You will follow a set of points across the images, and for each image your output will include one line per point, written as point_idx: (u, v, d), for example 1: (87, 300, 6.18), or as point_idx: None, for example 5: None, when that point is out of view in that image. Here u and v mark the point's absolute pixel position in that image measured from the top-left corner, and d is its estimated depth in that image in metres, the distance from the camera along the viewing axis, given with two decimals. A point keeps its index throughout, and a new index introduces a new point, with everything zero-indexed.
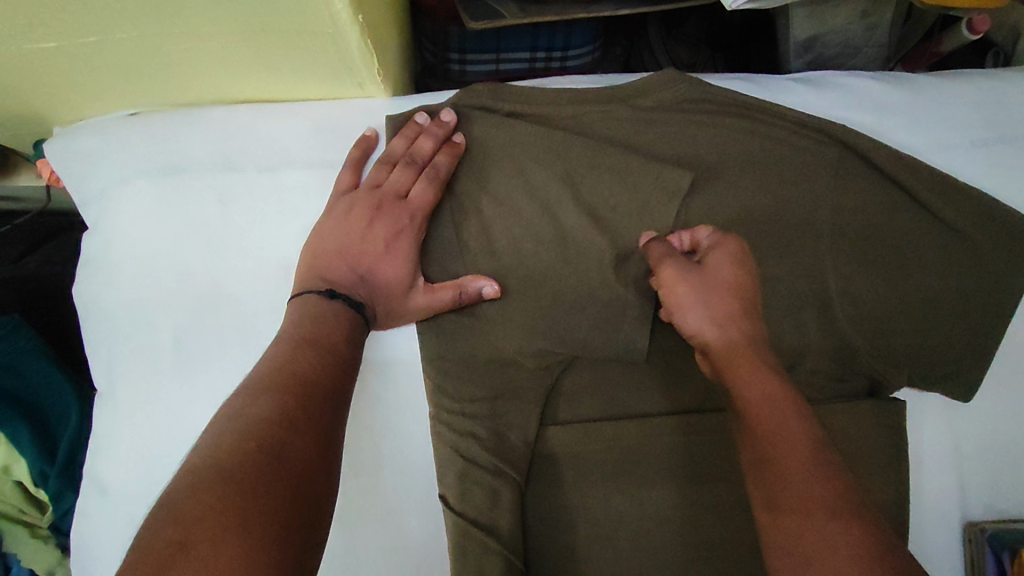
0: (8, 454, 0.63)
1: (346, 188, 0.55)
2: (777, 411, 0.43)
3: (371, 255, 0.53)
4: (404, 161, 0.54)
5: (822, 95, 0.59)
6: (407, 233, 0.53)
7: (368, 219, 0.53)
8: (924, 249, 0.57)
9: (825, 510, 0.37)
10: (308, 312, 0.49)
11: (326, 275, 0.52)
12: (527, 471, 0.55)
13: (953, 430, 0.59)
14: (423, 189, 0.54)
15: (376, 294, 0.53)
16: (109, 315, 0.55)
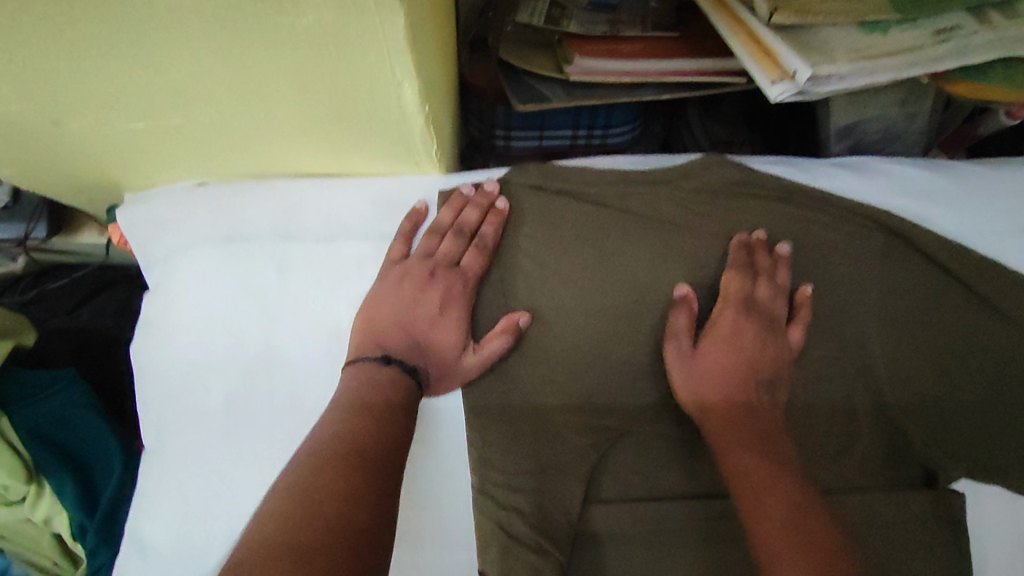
0: (52, 506, 0.63)
1: (398, 256, 0.57)
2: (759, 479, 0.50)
3: (737, 363, 0.55)
4: (453, 231, 0.57)
5: (864, 181, 0.60)
6: (755, 351, 0.55)
7: (755, 330, 0.55)
8: (976, 335, 0.56)
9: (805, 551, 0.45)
10: (360, 379, 0.51)
11: (380, 342, 0.53)
12: (570, 552, 0.53)
13: (1017, 528, 0.56)
14: (475, 258, 0.56)
15: (427, 363, 0.54)
16: (166, 375, 0.57)
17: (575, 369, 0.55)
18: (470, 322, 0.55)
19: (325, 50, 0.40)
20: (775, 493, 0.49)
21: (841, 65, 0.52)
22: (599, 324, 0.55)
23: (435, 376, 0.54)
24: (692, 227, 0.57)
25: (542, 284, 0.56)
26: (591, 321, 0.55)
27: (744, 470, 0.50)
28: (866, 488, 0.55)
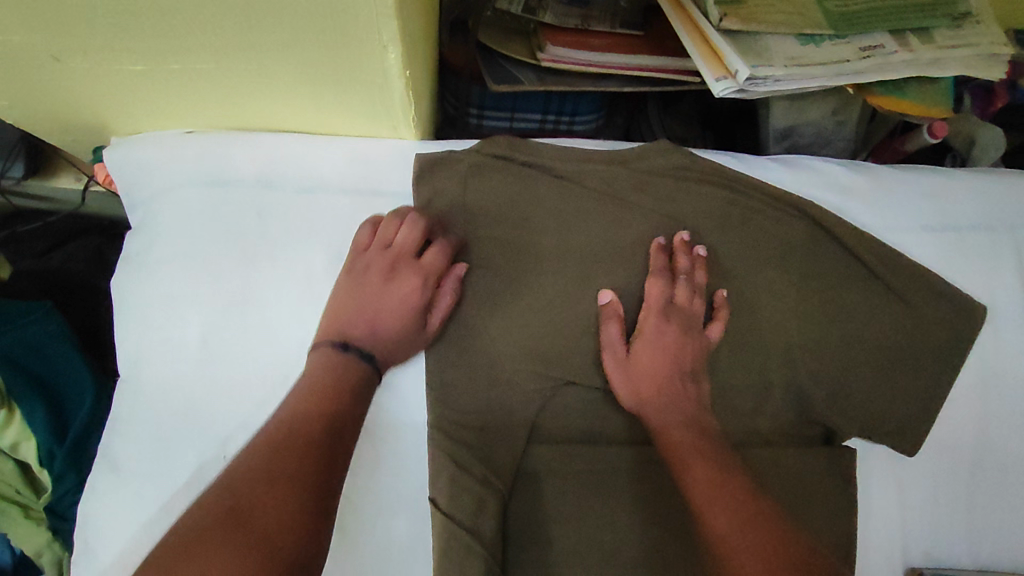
0: (20, 432, 0.65)
1: (364, 242, 0.60)
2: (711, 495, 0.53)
3: (666, 362, 0.61)
4: (410, 224, 0.60)
5: (794, 174, 0.68)
6: (681, 355, 0.61)
7: (677, 330, 0.61)
8: (874, 313, 0.65)
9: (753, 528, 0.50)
10: (317, 366, 0.55)
11: (342, 330, 0.57)
12: (513, 483, 0.60)
13: (900, 481, 0.65)
14: (434, 255, 0.60)
15: (382, 348, 0.58)
16: (144, 307, 0.60)
17: (529, 323, 0.61)
18: (427, 306, 0.59)
19: (321, 10, 0.45)
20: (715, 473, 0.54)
21: (777, 69, 0.59)
22: (554, 284, 0.62)
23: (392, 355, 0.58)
24: (640, 204, 0.64)
25: (504, 245, 0.62)
26: (548, 278, 0.62)
27: (684, 450, 0.57)
28: (772, 442, 0.64)
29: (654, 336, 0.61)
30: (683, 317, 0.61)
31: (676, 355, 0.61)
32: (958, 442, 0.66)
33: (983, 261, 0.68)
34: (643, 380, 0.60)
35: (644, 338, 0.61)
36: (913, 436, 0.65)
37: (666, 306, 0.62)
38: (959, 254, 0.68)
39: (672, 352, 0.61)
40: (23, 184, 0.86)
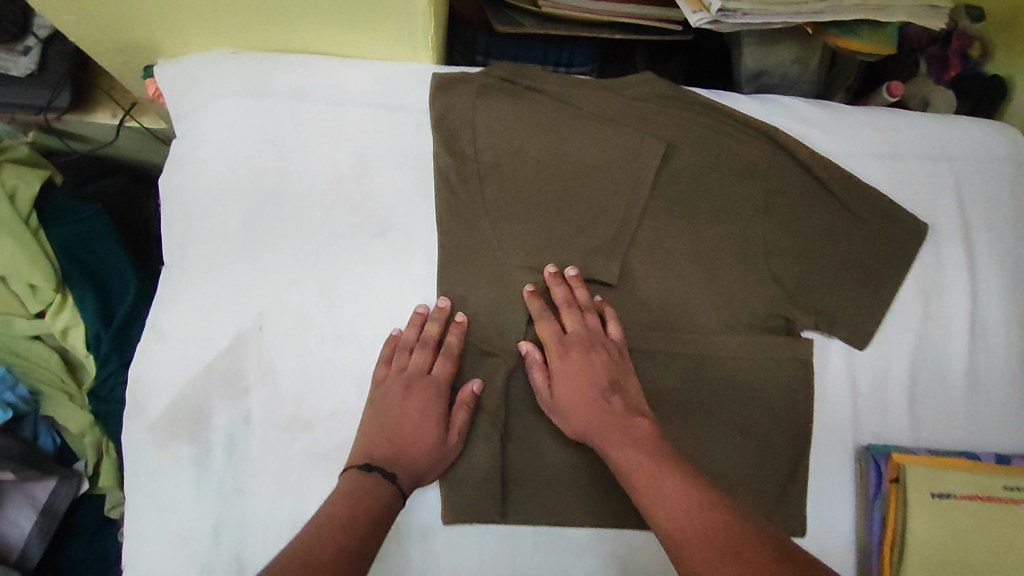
0: (71, 317, 0.74)
1: (381, 373, 0.66)
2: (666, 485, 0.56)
3: (581, 380, 0.64)
4: (420, 346, 0.65)
5: (762, 105, 0.78)
6: (594, 370, 0.65)
7: (582, 347, 0.65)
8: (830, 225, 0.75)
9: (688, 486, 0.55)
10: (349, 488, 0.59)
11: (368, 452, 0.62)
12: (515, 358, 0.68)
13: (852, 370, 0.74)
14: (443, 362, 0.65)
15: (401, 469, 0.62)
16: (190, 198, 0.69)
17: (529, 224, 0.70)
18: (441, 424, 0.64)
19: None
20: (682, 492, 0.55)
21: (744, 3, 0.69)
22: (550, 191, 0.71)
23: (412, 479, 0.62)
24: (628, 124, 0.73)
25: (507, 157, 0.71)
26: (546, 185, 0.71)
27: (630, 457, 0.59)
28: (737, 331, 0.72)
29: (573, 360, 0.65)
30: (579, 338, 0.65)
31: (592, 375, 0.64)
32: (904, 338, 0.75)
33: (928, 184, 0.78)
34: (571, 409, 0.64)
35: (560, 380, 0.65)
36: (863, 332, 0.74)
37: (560, 343, 0.66)
38: (905, 177, 0.78)
39: (589, 372, 0.64)
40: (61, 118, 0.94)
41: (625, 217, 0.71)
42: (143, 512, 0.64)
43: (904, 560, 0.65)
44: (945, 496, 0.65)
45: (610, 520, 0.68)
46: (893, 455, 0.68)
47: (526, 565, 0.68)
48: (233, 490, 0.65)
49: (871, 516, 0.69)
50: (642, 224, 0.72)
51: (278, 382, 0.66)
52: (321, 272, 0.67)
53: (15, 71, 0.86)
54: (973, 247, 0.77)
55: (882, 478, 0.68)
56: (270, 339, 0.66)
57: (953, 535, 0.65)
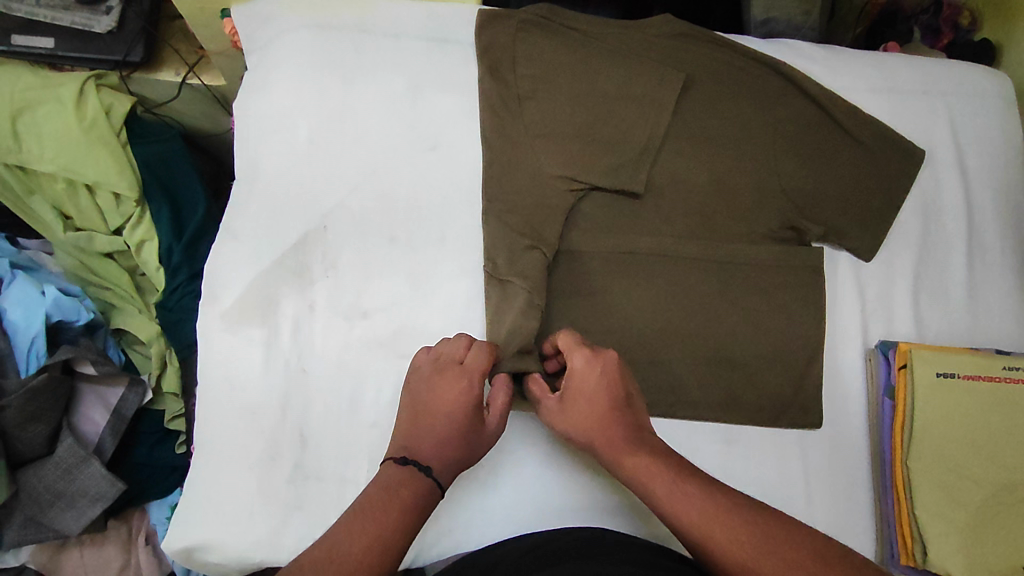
0: (148, 231, 0.81)
1: (418, 361, 0.68)
2: (687, 497, 0.57)
3: (596, 395, 0.64)
4: (453, 339, 0.67)
5: (770, 46, 0.87)
6: (609, 387, 0.65)
7: (604, 365, 0.65)
8: (836, 147, 0.82)
9: (709, 495, 0.57)
10: (381, 479, 0.60)
11: (404, 442, 0.63)
12: (553, 258, 0.75)
13: (859, 279, 0.81)
14: (476, 353, 0.66)
15: (436, 458, 0.62)
16: (262, 116, 0.77)
17: (563, 139, 0.77)
18: (477, 407, 0.64)
19: None
20: (702, 498, 0.57)
21: None
22: (583, 112, 0.79)
23: (447, 469, 0.62)
24: (649, 57, 0.82)
25: (543, 82, 0.79)
26: (578, 107, 0.79)
27: (644, 470, 0.60)
28: (753, 240, 0.79)
29: (591, 375, 0.65)
30: (598, 360, 0.65)
31: (606, 388, 0.64)
32: (906, 252, 0.82)
33: (924, 114, 0.86)
34: (581, 416, 0.64)
35: (574, 393, 0.65)
36: (868, 243, 0.81)
37: (581, 353, 0.66)
38: (903, 109, 0.86)
39: (603, 386, 0.64)
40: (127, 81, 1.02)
41: (649, 136, 0.79)
42: (214, 392, 0.70)
43: (913, 435, 0.72)
44: (948, 376, 0.72)
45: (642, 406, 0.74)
46: (899, 344, 0.75)
47: (564, 449, 0.73)
48: (297, 370, 0.71)
49: (881, 404, 0.76)
50: (665, 144, 0.80)
51: (339, 275, 0.73)
52: (378, 180, 0.76)
53: (97, 28, 0.96)
54: (966, 170, 0.85)
55: (891, 367, 0.75)
56: (333, 237, 0.74)
57: (955, 411, 0.71)
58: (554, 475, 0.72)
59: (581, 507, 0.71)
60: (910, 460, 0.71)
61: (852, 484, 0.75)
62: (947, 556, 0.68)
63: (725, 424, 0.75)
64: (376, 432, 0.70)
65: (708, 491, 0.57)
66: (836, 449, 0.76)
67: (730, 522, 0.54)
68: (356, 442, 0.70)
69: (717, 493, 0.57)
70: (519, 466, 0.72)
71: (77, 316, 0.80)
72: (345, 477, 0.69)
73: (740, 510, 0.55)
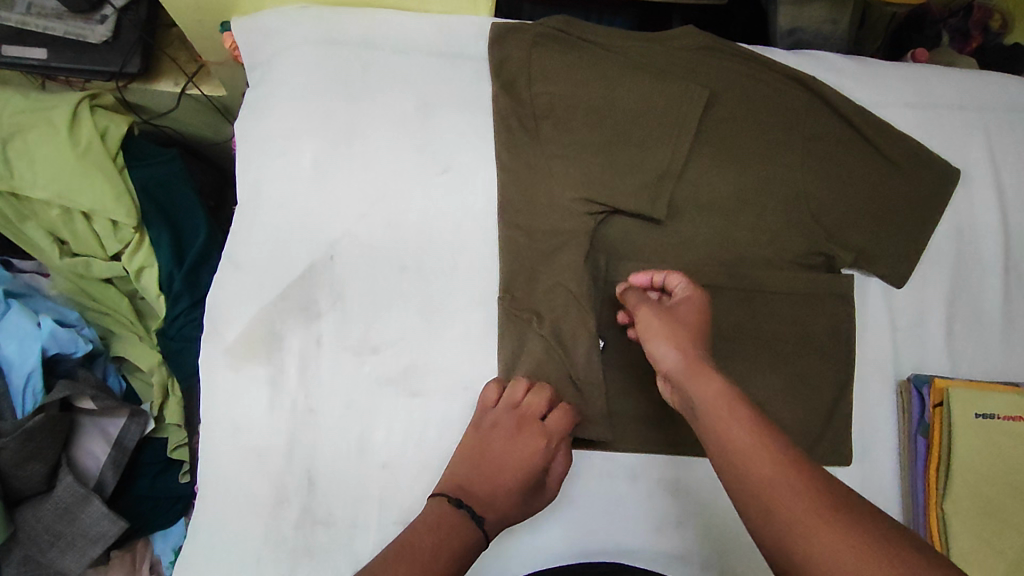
0: (148, 257, 0.78)
1: (491, 401, 0.67)
2: (741, 441, 0.52)
3: (679, 336, 0.61)
4: (541, 388, 0.67)
5: (798, 58, 0.83)
6: (688, 329, 0.62)
7: (689, 310, 0.63)
8: (868, 167, 0.78)
9: (766, 439, 0.51)
10: (436, 518, 0.59)
11: (462, 483, 0.63)
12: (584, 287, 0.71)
13: (891, 308, 0.77)
14: (559, 416, 0.66)
15: (491, 511, 0.62)
16: (265, 138, 0.73)
17: (582, 163, 0.73)
18: (541, 474, 0.65)
19: None
20: (749, 439, 0.51)
21: None
22: (601, 132, 0.75)
23: (495, 523, 0.62)
24: (672, 71, 0.78)
25: (561, 100, 0.75)
26: (598, 127, 0.75)
27: (705, 412, 0.55)
28: (779, 267, 0.76)
29: (673, 315, 0.63)
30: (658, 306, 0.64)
31: (682, 331, 0.61)
32: (939, 278, 0.78)
33: (959, 131, 0.82)
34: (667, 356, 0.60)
35: (660, 327, 0.62)
36: (901, 270, 0.77)
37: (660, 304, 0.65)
38: (937, 126, 0.81)
39: (680, 329, 0.62)
40: (124, 92, 0.99)
41: (671, 159, 0.75)
42: (218, 432, 0.67)
43: (949, 479, 0.69)
44: (986, 417, 0.69)
45: (662, 443, 0.71)
46: (936, 381, 0.71)
47: (585, 491, 0.69)
48: (305, 409, 0.68)
49: (914, 443, 0.73)
50: (689, 166, 0.76)
51: (348, 308, 0.70)
52: (387, 206, 0.72)
53: (91, 38, 0.92)
54: (1004, 190, 0.81)
55: (926, 405, 0.72)
56: (341, 267, 0.70)
57: (992, 453, 0.69)
58: (575, 515, 0.69)
59: (584, 551, 0.68)
60: (947, 505, 0.68)
61: None
62: None
63: None
64: (387, 474, 0.67)
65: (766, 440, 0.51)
66: (866, 488, 0.72)
67: (782, 472, 0.49)
68: (366, 484, 0.67)
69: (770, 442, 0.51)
70: (565, 506, 0.69)
71: (75, 348, 0.77)
72: (356, 522, 0.66)
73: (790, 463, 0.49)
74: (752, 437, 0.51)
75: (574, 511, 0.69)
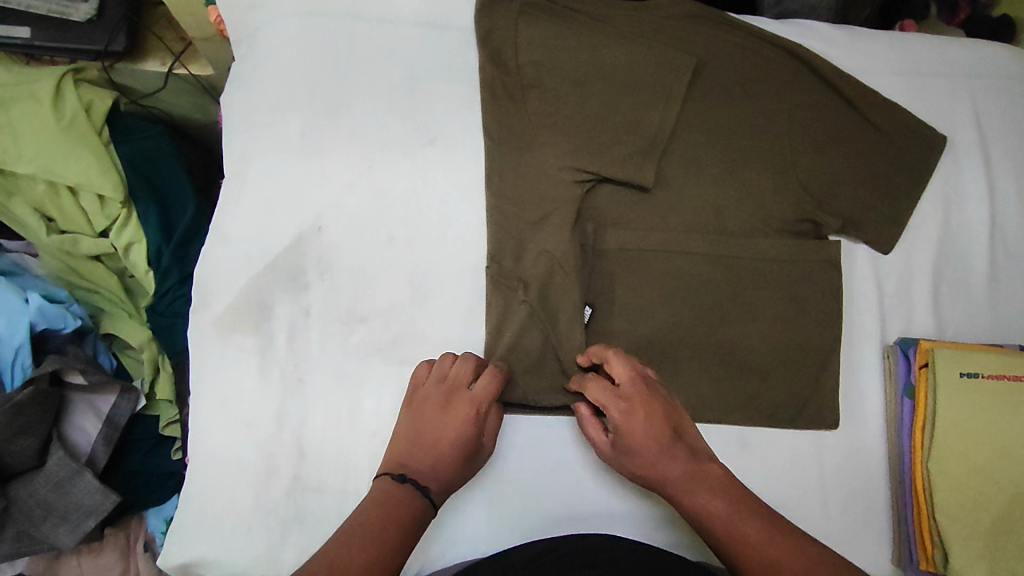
0: (135, 234, 0.78)
1: (421, 378, 0.66)
2: (746, 531, 0.56)
3: (651, 442, 0.61)
4: (465, 358, 0.66)
5: (786, 26, 0.83)
6: (651, 434, 0.61)
7: (633, 421, 0.62)
8: (855, 134, 0.78)
9: (768, 528, 0.56)
10: (376, 498, 0.58)
11: (403, 459, 0.61)
12: (573, 254, 0.71)
13: (878, 273, 0.78)
14: (486, 381, 0.64)
15: (434, 481, 0.60)
16: (251, 111, 0.73)
17: (570, 132, 0.73)
18: (479, 437, 0.63)
19: None
20: (758, 529, 0.56)
21: None
22: (588, 101, 0.74)
23: (443, 492, 0.61)
24: (659, 40, 0.78)
25: (548, 70, 0.75)
26: (585, 96, 0.74)
27: (701, 505, 0.59)
28: (768, 234, 0.76)
29: (637, 430, 0.62)
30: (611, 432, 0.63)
31: (652, 437, 0.61)
32: (925, 244, 0.79)
33: (946, 98, 0.82)
34: (644, 455, 0.61)
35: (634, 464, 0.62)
36: (888, 236, 0.77)
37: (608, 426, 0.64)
38: (923, 93, 0.82)
39: (647, 438, 0.61)
40: (110, 74, 0.98)
41: (658, 127, 0.75)
42: (208, 403, 0.67)
43: (934, 438, 0.69)
44: (970, 376, 0.69)
45: None
46: (921, 342, 0.72)
47: (573, 455, 0.70)
48: (295, 379, 0.68)
49: (899, 404, 0.74)
50: (675, 135, 0.76)
51: (336, 279, 0.70)
52: (375, 177, 0.72)
53: (76, 16, 0.92)
54: (990, 157, 0.81)
55: (911, 366, 0.73)
56: (328, 239, 0.70)
57: (978, 413, 0.69)
58: (563, 479, 0.69)
59: (572, 514, 0.69)
60: (932, 464, 0.69)
61: (868, 486, 0.73)
62: (968, 561, 0.66)
63: (739, 426, 0.73)
64: (377, 442, 0.67)
65: (775, 526, 0.57)
66: (851, 451, 0.73)
67: (796, 556, 0.54)
68: (355, 452, 0.67)
69: (774, 530, 0.56)
70: (553, 469, 0.69)
71: (64, 324, 0.77)
72: (346, 490, 0.66)
73: (801, 548, 0.55)
74: (756, 529, 0.56)
75: (562, 474, 0.69)
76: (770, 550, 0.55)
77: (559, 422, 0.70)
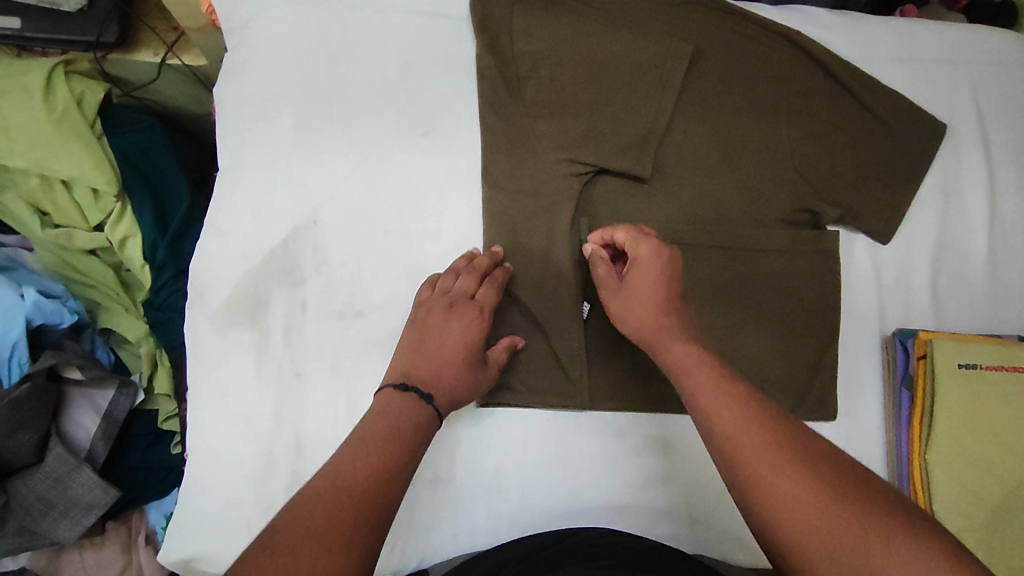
0: (131, 227, 0.77)
1: (425, 297, 0.66)
2: (737, 409, 0.50)
3: (653, 299, 0.60)
4: (467, 272, 0.67)
5: (785, 14, 0.82)
6: (658, 291, 0.60)
7: (645, 271, 0.61)
8: (854, 123, 0.77)
9: (765, 413, 0.50)
10: (382, 405, 0.57)
11: (406, 368, 0.61)
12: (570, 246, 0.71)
13: (877, 264, 0.77)
14: (488, 289, 0.66)
15: (440, 391, 0.60)
16: (243, 103, 0.72)
17: (566, 123, 0.73)
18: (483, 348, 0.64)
19: None
20: (749, 409, 0.50)
21: None
22: (584, 90, 0.74)
23: (448, 401, 0.60)
24: (656, 27, 0.77)
25: (543, 59, 0.74)
26: (581, 85, 0.74)
27: (696, 381, 0.54)
28: (767, 225, 0.75)
29: (642, 283, 0.61)
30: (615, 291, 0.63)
31: (656, 294, 0.60)
32: (924, 232, 0.78)
33: (946, 85, 0.81)
34: (643, 310, 0.60)
35: (633, 304, 0.61)
36: (887, 225, 0.77)
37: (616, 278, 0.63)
38: (923, 80, 0.81)
39: (652, 295, 0.60)
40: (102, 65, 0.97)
41: (655, 117, 0.74)
42: (206, 398, 0.67)
43: (933, 429, 0.69)
44: (969, 366, 0.69)
45: (650, 402, 0.71)
46: (919, 333, 0.72)
47: (573, 449, 0.70)
48: (292, 373, 0.68)
49: (898, 396, 0.73)
50: (673, 123, 0.75)
51: (333, 272, 0.70)
52: (370, 170, 0.71)
53: (66, 7, 0.90)
54: (989, 144, 0.81)
55: (910, 357, 0.73)
56: (324, 232, 0.70)
57: (978, 405, 0.69)
58: (562, 474, 0.69)
59: (571, 510, 0.69)
60: (930, 456, 0.69)
61: None
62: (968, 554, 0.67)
63: None
64: None
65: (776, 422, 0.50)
66: (849, 442, 0.73)
67: (794, 454, 0.47)
68: None
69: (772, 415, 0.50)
70: (552, 463, 0.69)
71: (61, 319, 0.77)
72: None
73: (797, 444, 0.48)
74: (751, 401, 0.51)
75: (562, 469, 0.69)
76: (757, 435, 0.49)
77: (559, 417, 0.70)
